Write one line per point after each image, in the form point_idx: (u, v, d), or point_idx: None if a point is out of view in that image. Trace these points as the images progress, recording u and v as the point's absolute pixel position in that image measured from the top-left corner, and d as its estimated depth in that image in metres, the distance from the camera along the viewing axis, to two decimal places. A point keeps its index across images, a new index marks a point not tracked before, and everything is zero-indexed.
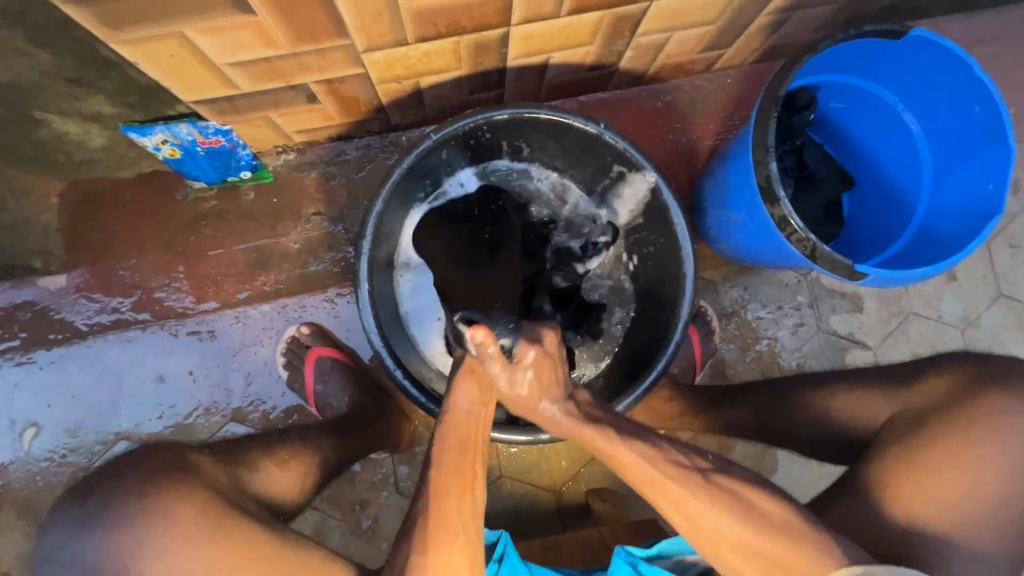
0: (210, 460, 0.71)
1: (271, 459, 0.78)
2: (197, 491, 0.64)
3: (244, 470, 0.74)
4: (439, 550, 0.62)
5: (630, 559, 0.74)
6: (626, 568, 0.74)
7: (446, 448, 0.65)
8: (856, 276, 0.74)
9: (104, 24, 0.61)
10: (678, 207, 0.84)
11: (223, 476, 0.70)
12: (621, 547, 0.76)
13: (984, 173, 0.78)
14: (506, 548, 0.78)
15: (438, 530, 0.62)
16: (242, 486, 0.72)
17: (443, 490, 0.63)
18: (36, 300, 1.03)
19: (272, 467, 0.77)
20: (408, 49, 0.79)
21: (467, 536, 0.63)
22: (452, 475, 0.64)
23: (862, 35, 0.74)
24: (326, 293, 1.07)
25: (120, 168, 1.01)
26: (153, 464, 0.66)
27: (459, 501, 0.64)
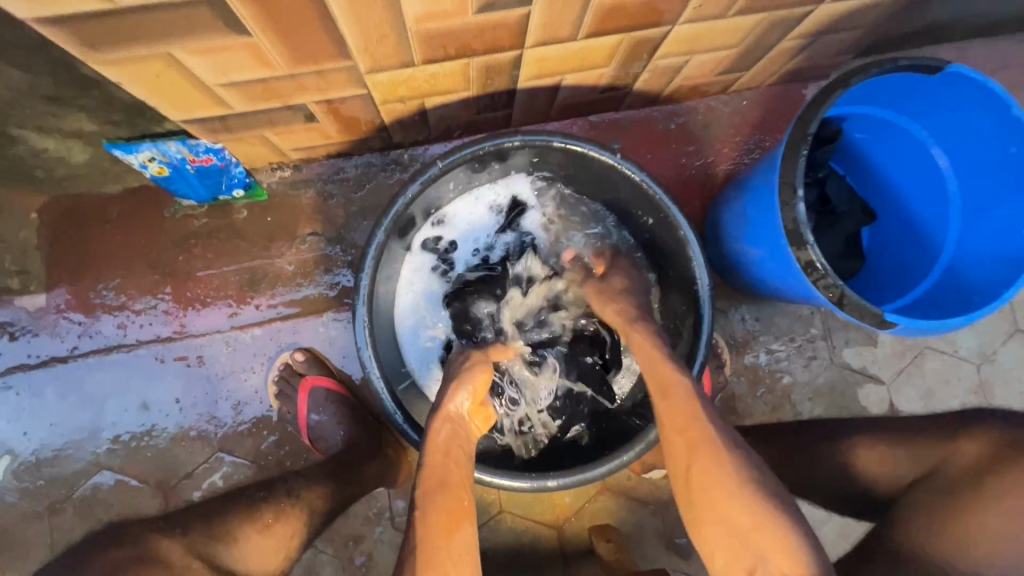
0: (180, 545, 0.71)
1: (251, 524, 0.77)
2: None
3: (219, 545, 0.74)
4: None
5: None
6: None
7: (427, 488, 0.67)
8: (884, 325, 0.70)
9: (83, 45, 0.56)
10: (696, 243, 0.80)
11: (192, 560, 0.70)
12: None
13: (1017, 217, 0.74)
14: None
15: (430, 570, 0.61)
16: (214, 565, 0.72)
17: (429, 532, 0.64)
18: (12, 321, 0.97)
19: (252, 533, 0.76)
20: (413, 71, 0.74)
21: None
22: (439, 512, 0.65)
23: (896, 70, 0.70)
24: (321, 318, 1.02)
25: (104, 184, 0.95)
26: (112, 556, 0.67)
27: (446, 540, 0.63)
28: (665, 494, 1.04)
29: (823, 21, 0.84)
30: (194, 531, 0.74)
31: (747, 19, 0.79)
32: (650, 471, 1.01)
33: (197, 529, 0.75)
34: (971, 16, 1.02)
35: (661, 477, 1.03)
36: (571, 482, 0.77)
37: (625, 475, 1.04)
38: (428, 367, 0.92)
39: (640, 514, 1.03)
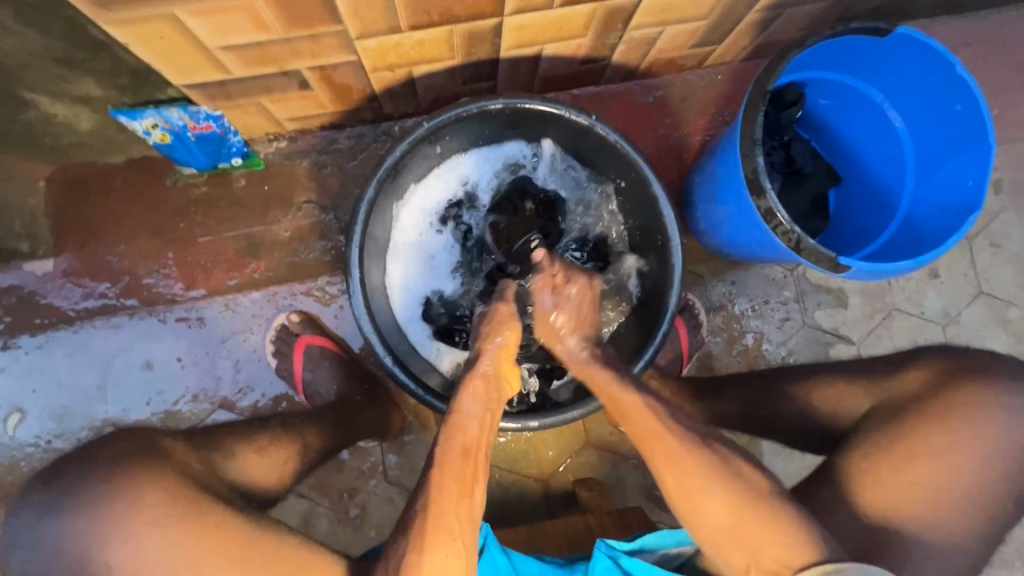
0: (181, 446, 0.72)
1: (250, 444, 0.79)
2: (165, 477, 0.64)
3: (218, 455, 0.75)
4: (436, 542, 0.62)
5: (612, 552, 0.75)
6: (608, 562, 0.74)
7: (447, 449, 0.67)
8: (839, 268, 0.75)
9: (94, 3, 0.61)
10: (667, 199, 0.85)
11: (195, 461, 0.71)
12: (603, 540, 0.76)
13: (964, 170, 0.80)
14: (487, 538, 0.78)
15: (437, 528, 0.62)
16: (216, 471, 0.72)
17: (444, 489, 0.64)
18: (22, 285, 1.02)
19: (249, 452, 0.78)
20: (401, 37, 0.80)
21: (464, 540, 0.63)
22: (452, 478, 0.65)
23: (847, 32, 0.76)
24: (316, 282, 1.07)
25: (109, 153, 1.00)
26: (116, 448, 0.67)
27: (457, 501, 0.64)
28: None
29: None
30: (195, 437, 0.75)
31: None
32: None
33: (201, 441, 0.76)
34: None
35: None
36: (551, 422, 0.82)
37: (607, 431, 1.09)
38: (417, 323, 0.97)
39: (622, 468, 1.08)
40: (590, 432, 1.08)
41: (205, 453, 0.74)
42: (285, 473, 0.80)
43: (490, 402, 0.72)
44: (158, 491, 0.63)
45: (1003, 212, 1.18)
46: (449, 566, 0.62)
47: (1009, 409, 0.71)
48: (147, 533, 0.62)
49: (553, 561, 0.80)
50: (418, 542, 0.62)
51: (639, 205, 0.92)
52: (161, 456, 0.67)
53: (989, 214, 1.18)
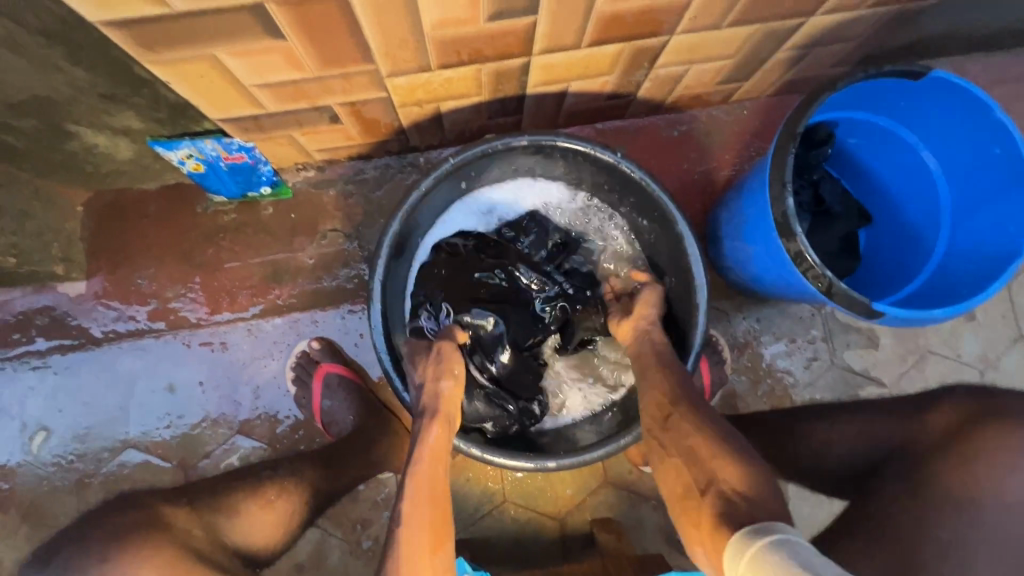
0: (182, 512, 0.78)
1: (255, 500, 0.83)
2: (161, 550, 0.69)
3: (223, 516, 0.81)
4: None
5: None
6: None
7: (415, 502, 0.67)
8: (873, 315, 0.73)
9: (139, 45, 0.64)
10: (694, 237, 0.84)
11: (195, 527, 0.77)
12: None
13: (1004, 215, 0.77)
14: None
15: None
16: (216, 536, 0.78)
17: (412, 542, 0.64)
18: (55, 306, 1.05)
19: (255, 508, 0.83)
20: (430, 75, 0.81)
21: None
22: (420, 529, 0.65)
23: (880, 75, 0.75)
24: (338, 309, 1.08)
25: (144, 180, 1.03)
26: (115, 523, 0.72)
27: (428, 559, 0.63)
28: None
29: (815, 33, 0.89)
30: (200, 501, 0.81)
31: (741, 30, 0.84)
32: (651, 465, 1.02)
33: (203, 502, 0.82)
34: (964, 32, 1.06)
35: None
36: (570, 462, 0.80)
37: (627, 469, 1.06)
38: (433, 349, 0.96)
39: (641, 508, 1.05)
40: (608, 469, 1.06)
41: (208, 516, 0.80)
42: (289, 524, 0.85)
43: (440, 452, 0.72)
44: (158, 566, 0.67)
45: None
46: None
47: None
48: None
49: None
50: None
51: (665, 242, 0.91)
52: (165, 528, 0.73)
53: None
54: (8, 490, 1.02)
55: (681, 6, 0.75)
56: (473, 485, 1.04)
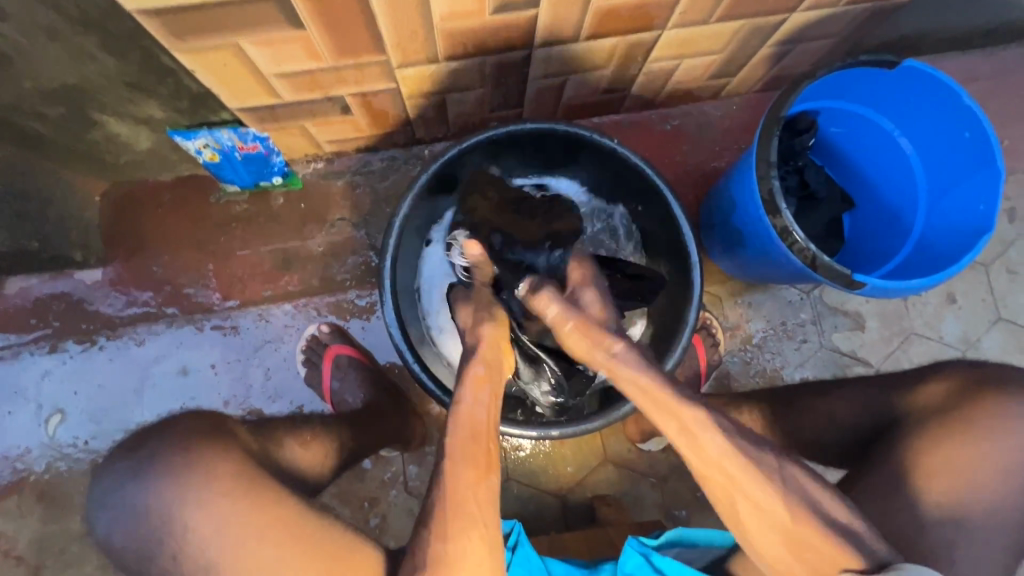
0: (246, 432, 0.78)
1: (295, 437, 0.84)
2: (229, 456, 0.69)
3: (273, 445, 0.80)
4: (458, 525, 0.63)
5: (643, 550, 0.76)
6: (639, 558, 0.75)
7: (457, 434, 0.67)
8: (854, 286, 0.78)
9: (170, 34, 0.68)
10: (686, 218, 0.89)
11: (254, 444, 0.77)
12: (634, 538, 0.77)
13: (975, 194, 0.83)
14: (519, 538, 0.79)
15: (456, 517, 0.63)
16: (271, 459, 0.77)
17: (460, 476, 0.65)
18: (71, 292, 1.08)
19: (296, 445, 0.83)
20: (437, 66, 0.86)
21: (485, 525, 0.63)
22: (467, 465, 0.65)
23: (857, 64, 0.80)
24: (345, 294, 1.12)
25: (161, 171, 1.08)
26: (191, 425, 0.72)
27: (475, 487, 0.64)
28: (664, 466, 1.10)
29: (797, 29, 0.95)
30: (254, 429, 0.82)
31: (727, 25, 0.90)
32: (648, 442, 1.06)
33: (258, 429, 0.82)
34: (936, 32, 1.13)
35: (660, 451, 1.09)
36: (572, 431, 0.84)
37: (626, 447, 1.10)
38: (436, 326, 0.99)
39: (640, 486, 1.09)
40: (608, 448, 1.09)
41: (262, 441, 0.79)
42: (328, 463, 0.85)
43: (492, 378, 0.73)
44: (227, 465, 0.68)
45: (1018, 239, 1.20)
46: (474, 556, 0.62)
47: None
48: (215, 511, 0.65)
49: (577, 564, 0.81)
50: (442, 531, 0.63)
51: (661, 225, 0.96)
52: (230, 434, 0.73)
53: (1006, 241, 1.20)
54: (23, 472, 1.04)
55: (670, 2, 0.81)
56: None
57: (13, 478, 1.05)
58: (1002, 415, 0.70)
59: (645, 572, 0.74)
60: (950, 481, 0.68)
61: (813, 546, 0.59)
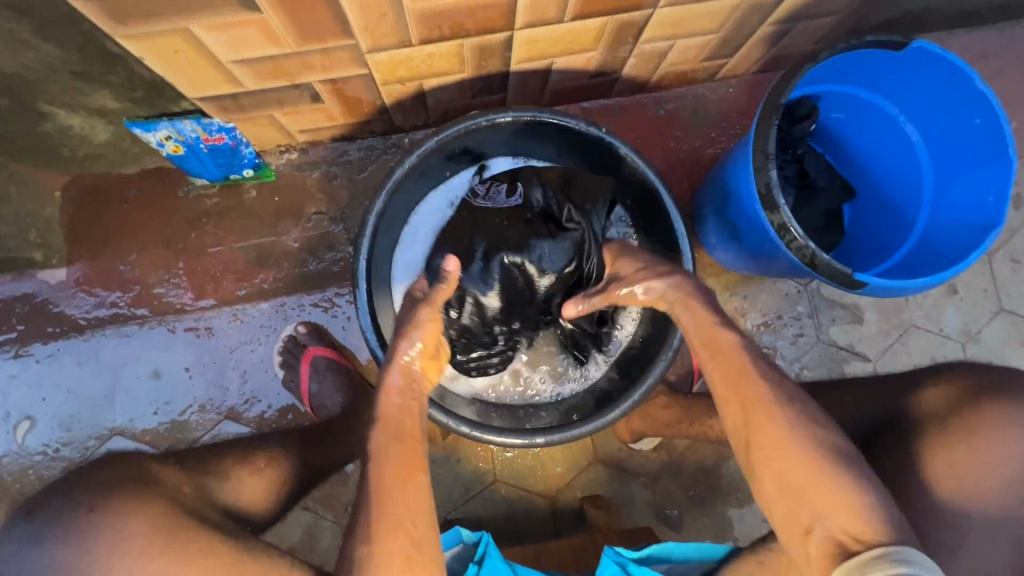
0: (175, 472, 0.74)
1: (244, 466, 0.80)
2: (150, 504, 0.65)
3: (212, 479, 0.77)
4: (382, 526, 0.58)
5: (619, 559, 0.74)
6: (615, 567, 0.73)
7: (381, 427, 0.64)
8: (854, 285, 0.74)
9: (111, 18, 0.62)
10: (678, 212, 0.85)
11: (186, 485, 0.72)
12: (610, 547, 0.75)
13: (984, 185, 0.78)
14: (487, 548, 0.76)
15: (381, 514, 0.58)
16: (206, 494, 0.74)
17: (381, 477, 0.60)
18: (35, 293, 1.03)
19: (244, 475, 0.79)
20: (411, 51, 0.80)
21: (415, 522, 0.59)
22: (389, 459, 0.61)
23: (863, 46, 0.74)
24: (324, 292, 1.07)
25: (123, 164, 1.01)
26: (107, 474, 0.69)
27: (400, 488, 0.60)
28: (656, 466, 1.07)
29: (799, 6, 0.89)
30: (190, 463, 0.78)
31: (724, 3, 0.84)
32: (639, 442, 1.03)
33: (192, 464, 0.78)
34: (946, 7, 1.07)
35: (651, 450, 1.07)
36: (559, 438, 0.81)
37: (616, 447, 1.07)
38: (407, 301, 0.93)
39: (631, 485, 1.06)
40: (598, 447, 1.06)
41: (197, 477, 0.76)
42: (274, 494, 0.81)
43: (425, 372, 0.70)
44: (137, 524, 0.62)
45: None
46: (396, 558, 0.57)
47: None
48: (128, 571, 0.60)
49: None
50: (365, 533, 0.58)
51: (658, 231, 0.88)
52: (150, 483, 0.68)
53: (1010, 229, 1.16)
54: None
55: None
56: (465, 466, 1.05)
57: None
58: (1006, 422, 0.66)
59: None
60: (953, 492, 0.65)
61: (834, 496, 0.56)
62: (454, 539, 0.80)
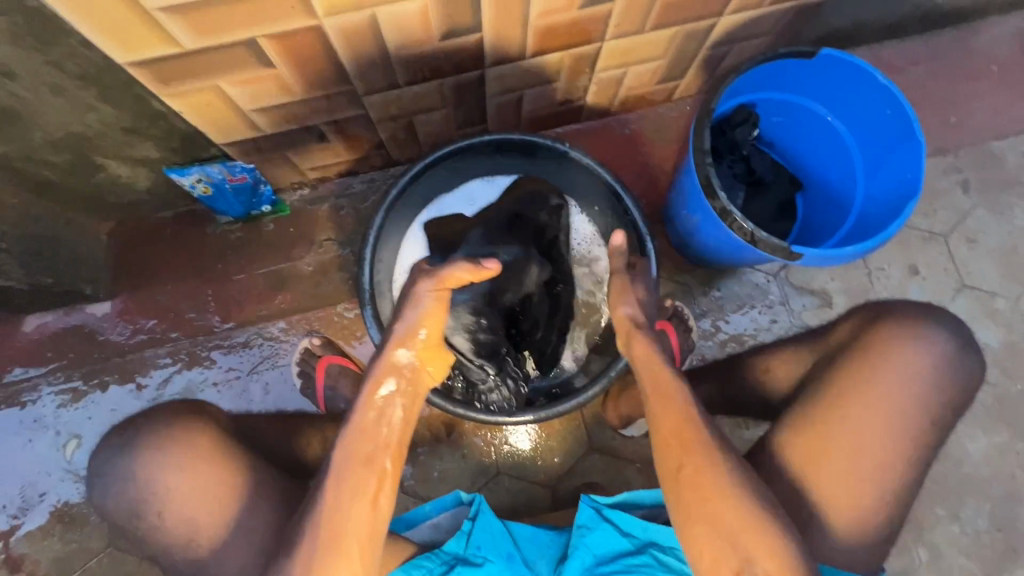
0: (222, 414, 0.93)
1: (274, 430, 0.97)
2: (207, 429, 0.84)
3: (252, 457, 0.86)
4: (332, 556, 0.68)
5: (595, 504, 0.89)
6: (591, 511, 0.88)
7: (350, 457, 0.71)
8: (794, 258, 0.84)
9: (158, 81, 0.78)
10: (640, 213, 1.00)
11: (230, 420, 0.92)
12: (586, 494, 0.90)
13: (903, 166, 0.90)
14: (480, 505, 0.89)
15: (336, 551, 0.68)
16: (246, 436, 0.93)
17: (343, 495, 0.70)
18: (83, 325, 1.17)
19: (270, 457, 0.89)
20: (400, 91, 0.96)
21: (360, 556, 0.69)
22: (354, 488, 0.70)
23: (779, 57, 0.87)
24: (335, 309, 1.20)
25: (160, 208, 1.17)
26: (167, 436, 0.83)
27: (358, 510, 0.70)
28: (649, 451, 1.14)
29: (730, 30, 1.03)
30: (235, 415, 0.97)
31: (662, 33, 0.99)
32: (629, 427, 1.11)
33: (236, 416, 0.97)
34: (869, 21, 1.21)
35: (643, 436, 1.14)
36: (547, 415, 0.93)
37: (610, 434, 1.14)
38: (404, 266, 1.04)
39: (626, 471, 1.13)
40: (593, 436, 1.14)
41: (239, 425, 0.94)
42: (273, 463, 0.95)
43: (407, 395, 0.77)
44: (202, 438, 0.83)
45: (975, 209, 1.25)
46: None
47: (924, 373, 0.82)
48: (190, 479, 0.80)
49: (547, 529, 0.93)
50: (308, 565, 0.67)
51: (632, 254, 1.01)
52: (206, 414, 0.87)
53: (962, 212, 1.25)
54: (45, 494, 1.12)
55: (604, 16, 0.89)
56: (469, 460, 1.13)
57: (38, 501, 1.12)
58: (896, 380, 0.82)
59: (597, 522, 0.87)
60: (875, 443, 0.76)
61: (748, 527, 0.71)
62: (454, 499, 0.94)
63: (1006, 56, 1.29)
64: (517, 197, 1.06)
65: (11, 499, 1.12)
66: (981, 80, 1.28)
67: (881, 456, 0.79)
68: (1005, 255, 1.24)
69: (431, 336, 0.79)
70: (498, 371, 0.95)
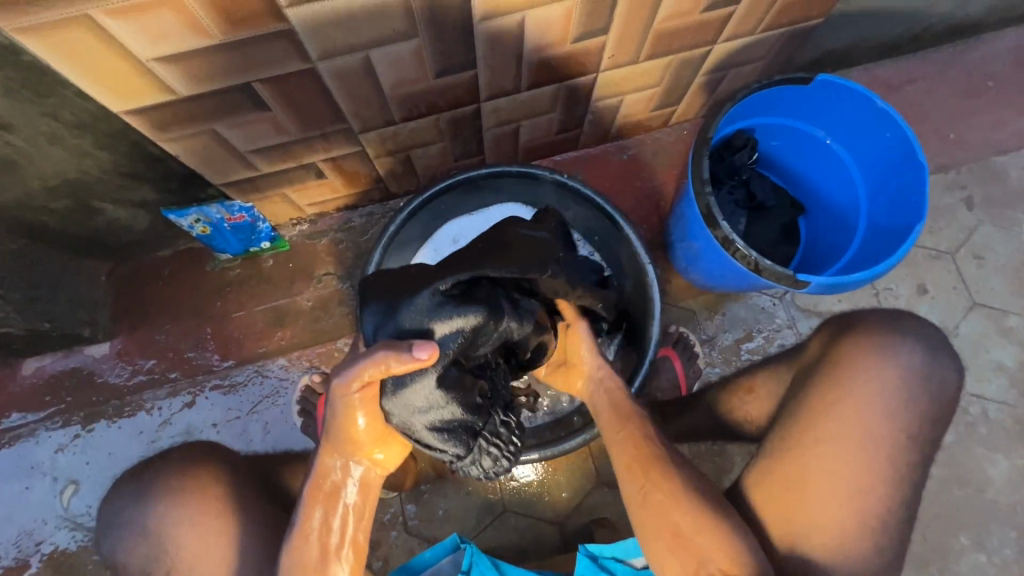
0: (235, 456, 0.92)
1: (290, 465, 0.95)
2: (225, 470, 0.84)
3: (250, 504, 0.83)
4: None
5: (591, 552, 0.85)
6: (587, 560, 0.84)
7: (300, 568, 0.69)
8: (800, 285, 0.83)
9: (155, 127, 0.78)
10: (641, 241, 0.98)
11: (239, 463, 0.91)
12: (585, 544, 0.86)
13: (907, 189, 0.88)
14: (473, 558, 0.86)
15: None
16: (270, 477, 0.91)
17: None
18: (82, 367, 1.16)
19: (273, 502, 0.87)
20: (396, 127, 0.95)
21: None
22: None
23: (776, 83, 0.87)
24: (335, 344, 1.18)
25: (159, 247, 1.17)
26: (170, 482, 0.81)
27: None
28: None
29: (724, 57, 1.03)
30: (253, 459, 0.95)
31: (656, 63, 0.99)
32: None
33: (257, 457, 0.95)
34: (863, 43, 1.21)
35: None
36: (553, 453, 0.91)
37: None
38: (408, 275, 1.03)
39: None
40: (600, 469, 1.11)
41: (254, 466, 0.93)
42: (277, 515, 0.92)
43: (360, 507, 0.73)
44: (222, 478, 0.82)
45: (981, 225, 1.24)
46: None
47: (932, 401, 0.79)
48: (212, 519, 0.79)
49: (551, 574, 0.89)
50: None
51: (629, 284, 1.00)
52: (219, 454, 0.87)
53: (968, 228, 1.24)
54: (41, 542, 1.10)
55: (598, 48, 0.89)
56: (474, 497, 1.10)
57: (34, 550, 1.10)
58: (904, 407, 0.78)
59: (592, 571, 0.83)
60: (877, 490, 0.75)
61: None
62: (451, 545, 0.90)
63: (1002, 71, 1.29)
64: (503, 262, 0.67)
65: (7, 548, 1.10)
66: (979, 96, 1.28)
67: (896, 489, 0.76)
68: (1014, 272, 1.21)
69: (369, 426, 0.67)
70: (468, 451, 0.67)
